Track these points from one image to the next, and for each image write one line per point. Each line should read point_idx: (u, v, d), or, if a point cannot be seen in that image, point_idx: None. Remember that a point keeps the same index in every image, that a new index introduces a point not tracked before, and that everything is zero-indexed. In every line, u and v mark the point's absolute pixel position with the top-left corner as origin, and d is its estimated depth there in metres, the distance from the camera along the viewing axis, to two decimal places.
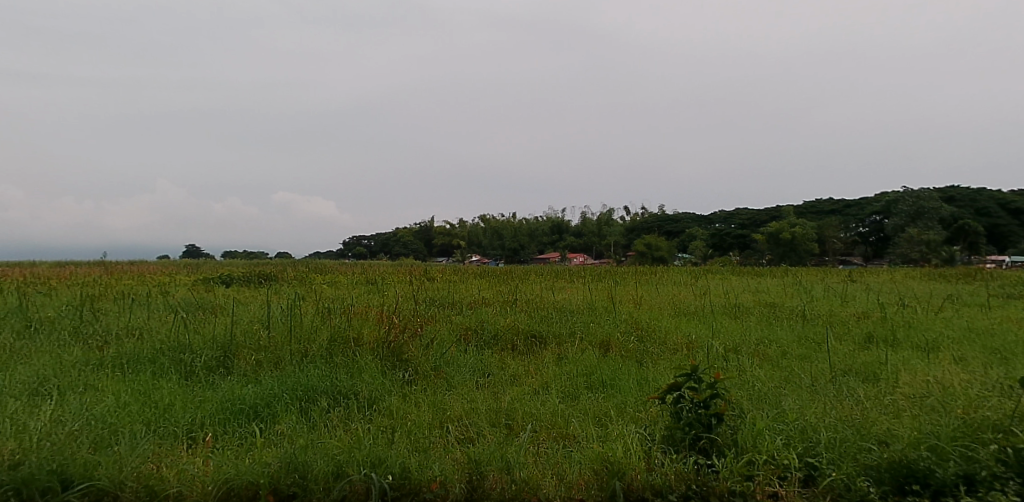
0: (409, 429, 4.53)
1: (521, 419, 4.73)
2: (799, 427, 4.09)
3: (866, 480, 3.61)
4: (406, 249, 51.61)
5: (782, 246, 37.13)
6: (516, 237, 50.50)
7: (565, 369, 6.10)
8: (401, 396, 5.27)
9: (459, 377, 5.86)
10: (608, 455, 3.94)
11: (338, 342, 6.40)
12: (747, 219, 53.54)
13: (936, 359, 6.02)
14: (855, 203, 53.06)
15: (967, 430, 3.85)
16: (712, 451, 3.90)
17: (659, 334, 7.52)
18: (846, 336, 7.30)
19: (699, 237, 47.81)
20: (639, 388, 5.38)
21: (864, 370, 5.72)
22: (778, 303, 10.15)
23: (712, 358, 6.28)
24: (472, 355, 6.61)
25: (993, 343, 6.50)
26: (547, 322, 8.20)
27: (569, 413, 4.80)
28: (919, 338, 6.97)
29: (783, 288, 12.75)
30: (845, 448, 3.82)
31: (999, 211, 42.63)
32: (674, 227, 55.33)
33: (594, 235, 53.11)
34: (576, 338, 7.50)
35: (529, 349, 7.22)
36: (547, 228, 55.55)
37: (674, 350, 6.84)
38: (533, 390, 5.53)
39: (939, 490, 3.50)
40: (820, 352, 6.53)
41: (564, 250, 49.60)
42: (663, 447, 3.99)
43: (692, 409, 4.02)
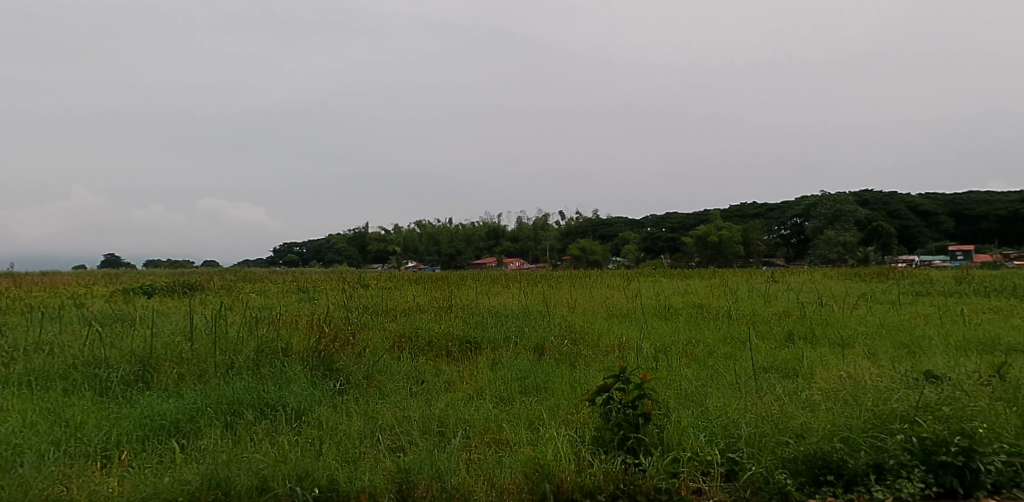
0: (339, 440, 4.44)
1: (454, 426, 4.71)
2: (723, 424, 4.23)
3: (785, 473, 3.76)
4: (340, 256, 50.64)
5: (710, 248, 38.31)
6: (451, 242, 50.33)
7: (500, 375, 6.11)
8: (332, 407, 5.16)
9: (392, 385, 5.80)
10: (538, 457, 3.98)
11: (266, 352, 6.22)
12: (677, 222, 55.02)
13: (850, 354, 6.34)
14: (778, 206, 55.32)
15: (877, 421, 4.01)
16: (640, 450, 3.98)
17: (592, 337, 7.63)
18: (768, 334, 7.60)
19: (633, 241, 48.79)
20: (571, 391, 5.44)
21: (784, 367, 5.97)
22: (706, 304, 10.48)
23: (642, 359, 6.42)
24: (405, 362, 6.55)
25: (901, 338, 6.90)
26: (481, 327, 8.21)
27: (502, 418, 4.81)
28: (835, 335, 7.32)
29: (711, 289, 13.18)
30: (764, 443, 3.97)
31: (908, 214, 45.30)
32: (607, 231, 56.28)
33: (530, 240, 53.47)
34: (510, 342, 7.53)
35: (463, 355, 7.21)
36: (483, 233, 55.59)
37: (607, 353, 6.96)
38: (467, 396, 5.53)
39: (852, 479, 3.69)
40: (745, 350, 6.77)
41: (500, 255, 49.72)
42: (593, 448, 4.06)
43: (620, 409, 4.10)
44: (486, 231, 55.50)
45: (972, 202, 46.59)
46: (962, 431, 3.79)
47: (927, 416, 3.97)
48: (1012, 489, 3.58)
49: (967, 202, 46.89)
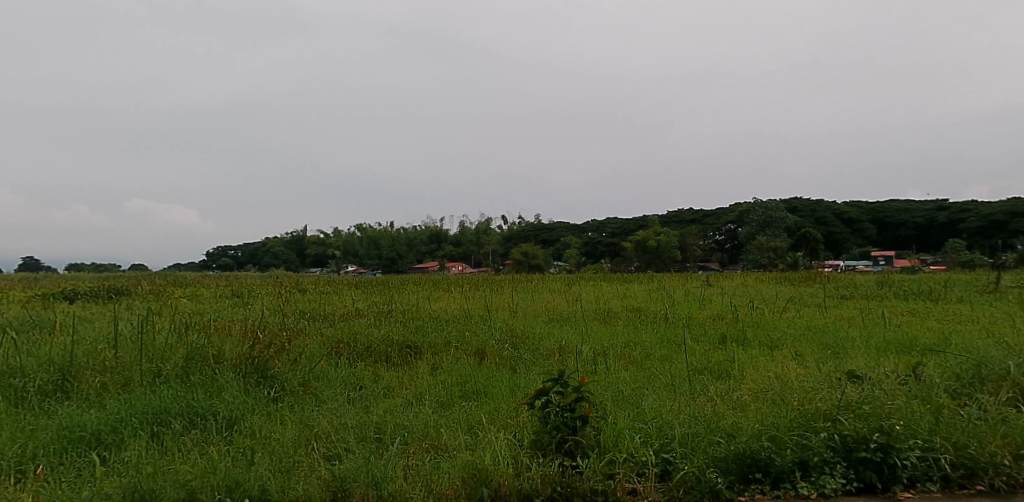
0: (272, 449, 4.33)
1: (391, 432, 4.66)
2: (657, 425, 4.32)
3: (716, 471, 3.86)
4: (277, 260, 49.39)
5: (648, 253, 39.11)
6: (393, 245, 49.77)
7: (439, 380, 6.08)
8: (266, 415, 5.03)
9: (329, 391, 5.70)
10: (476, 462, 3.98)
11: (196, 359, 6.02)
12: (618, 227, 55.96)
13: (779, 355, 6.58)
14: (714, 212, 56.94)
15: (803, 419, 4.17)
16: (578, 453, 4.03)
17: (532, 341, 7.68)
18: (702, 337, 7.81)
19: (574, 245, 49.35)
20: (511, 395, 5.46)
21: (717, 368, 6.15)
22: (644, 308, 10.68)
23: (581, 363, 6.49)
24: (343, 368, 6.44)
25: (827, 340, 7.20)
26: (421, 332, 8.15)
27: (441, 424, 4.78)
28: (765, 337, 7.59)
29: (649, 293, 13.45)
30: (696, 443, 4.07)
31: (834, 221, 47.35)
32: (549, 236, 56.73)
33: (472, 244, 53.43)
34: (451, 347, 7.50)
35: (403, 360, 7.13)
36: (425, 236, 55.19)
37: (547, 356, 7.02)
38: (406, 402, 5.47)
39: (778, 476, 3.83)
40: (680, 352, 6.94)
41: (442, 259, 49.45)
42: (531, 451, 4.09)
43: (558, 413, 4.14)
44: (428, 235, 55.12)
45: (893, 210, 49.06)
46: (880, 428, 3.98)
47: (848, 414, 4.15)
48: (926, 483, 3.75)
49: (888, 210, 49.36)
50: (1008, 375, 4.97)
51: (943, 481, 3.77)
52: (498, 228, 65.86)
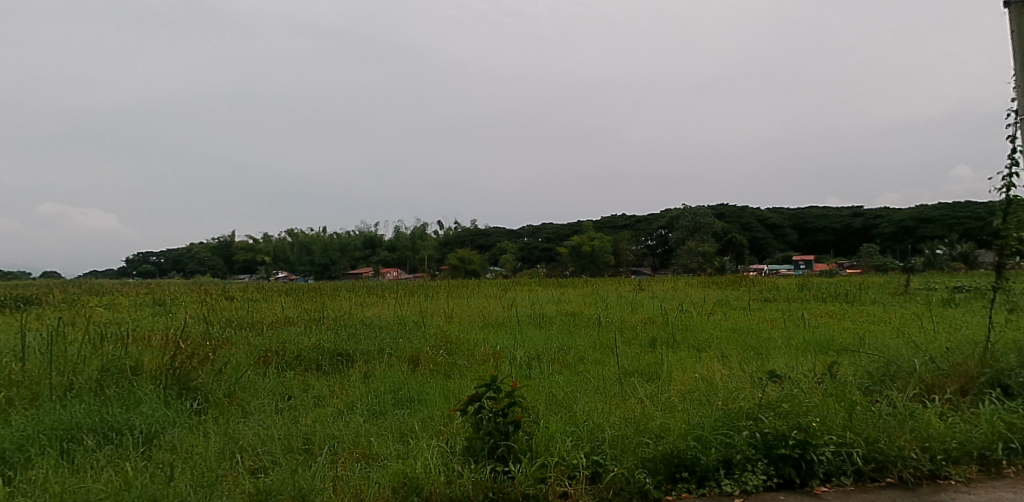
0: (194, 463, 4.17)
1: (321, 442, 4.56)
2: (588, 428, 4.39)
3: (644, 472, 3.94)
4: (202, 267, 47.55)
5: (583, 258, 39.62)
6: (325, 251, 48.71)
7: (372, 388, 5.99)
8: (188, 428, 4.83)
9: (256, 402, 5.53)
10: (407, 470, 3.93)
11: (111, 372, 5.73)
12: (553, 233, 56.54)
13: (706, 357, 6.80)
14: (646, 218, 58.31)
15: (727, 419, 4.31)
16: (510, 458, 4.03)
17: (467, 347, 7.66)
18: (634, 340, 7.97)
19: (510, 251, 49.53)
20: (445, 402, 5.44)
21: (648, 371, 6.30)
22: (578, 312, 10.83)
23: (515, 368, 6.52)
24: (272, 378, 6.26)
25: (751, 341, 7.47)
26: (354, 339, 8.00)
27: (372, 433, 4.71)
28: (694, 339, 7.81)
29: (583, 297, 13.64)
30: (625, 445, 4.15)
31: (759, 227, 49.28)
32: (485, 241, 56.78)
33: (408, 250, 52.93)
34: (384, 354, 7.40)
35: (334, 368, 6.99)
36: (359, 242, 54.29)
37: (481, 362, 7.01)
38: (337, 411, 5.36)
39: (704, 475, 3.93)
40: (613, 356, 7.06)
41: (377, 266, 48.75)
42: (463, 458, 4.07)
43: (491, 418, 4.14)
44: (363, 241, 54.26)
45: (813, 216, 51.38)
46: (798, 425, 4.14)
47: (769, 413, 4.30)
48: (840, 477, 3.93)
49: (809, 216, 51.66)
50: (915, 372, 5.27)
51: (855, 475, 3.96)
52: (434, 233, 65.47)
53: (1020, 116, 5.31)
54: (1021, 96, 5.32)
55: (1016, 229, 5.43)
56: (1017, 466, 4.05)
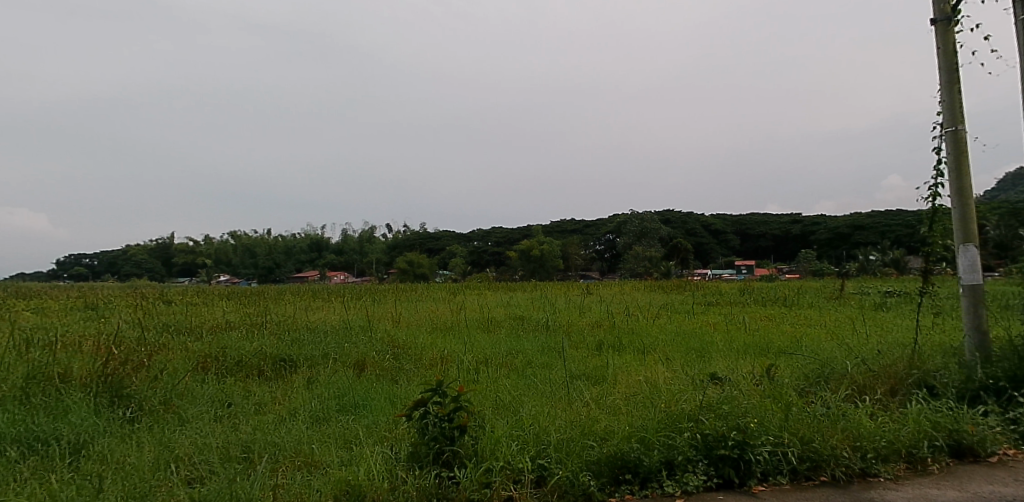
0: (126, 474, 4.01)
1: (261, 450, 4.45)
2: (534, 432, 4.40)
3: (588, 474, 3.98)
4: (139, 269, 45.78)
5: (532, 262, 39.79)
6: (270, 254, 47.56)
7: (316, 394, 5.87)
8: (119, 437, 4.65)
9: (194, 409, 5.36)
10: (349, 478, 3.87)
11: (37, 379, 5.47)
12: (503, 237, 56.65)
13: (651, 360, 6.91)
14: (594, 223, 59.01)
15: (669, 421, 4.39)
16: (455, 463, 4.01)
17: (414, 351, 7.59)
18: (581, 343, 8.05)
19: (459, 255, 49.35)
20: (391, 407, 5.37)
21: (594, 374, 6.36)
22: (526, 316, 10.88)
23: (462, 372, 6.50)
24: (211, 384, 6.08)
25: (694, 344, 7.62)
26: (298, 344, 7.83)
27: (314, 440, 4.61)
28: (639, 342, 7.93)
29: (531, 301, 13.70)
30: (570, 448, 4.18)
31: (703, 233, 50.48)
32: (435, 245, 56.46)
33: (355, 254, 52.17)
34: (329, 359, 7.27)
35: (276, 374, 6.83)
36: (305, 244, 53.21)
37: (429, 366, 6.96)
38: (279, 418, 5.24)
39: (647, 476, 3.99)
40: (560, 359, 7.11)
41: (323, 269, 47.87)
42: (408, 464, 4.03)
43: (436, 423, 4.10)
44: (309, 244, 53.22)
45: (754, 223, 52.92)
46: (737, 426, 4.24)
47: (709, 414, 4.40)
48: (777, 476, 4.05)
49: (751, 222, 53.16)
50: (848, 374, 5.48)
51: (791, 474, 4.08)
52: (383, 237, 64.72)
53: (945, 129, 5.58)
54: (946, 109, 5.59)
55: (941, 236, 5.71)
56: (940, 463, 4.24)
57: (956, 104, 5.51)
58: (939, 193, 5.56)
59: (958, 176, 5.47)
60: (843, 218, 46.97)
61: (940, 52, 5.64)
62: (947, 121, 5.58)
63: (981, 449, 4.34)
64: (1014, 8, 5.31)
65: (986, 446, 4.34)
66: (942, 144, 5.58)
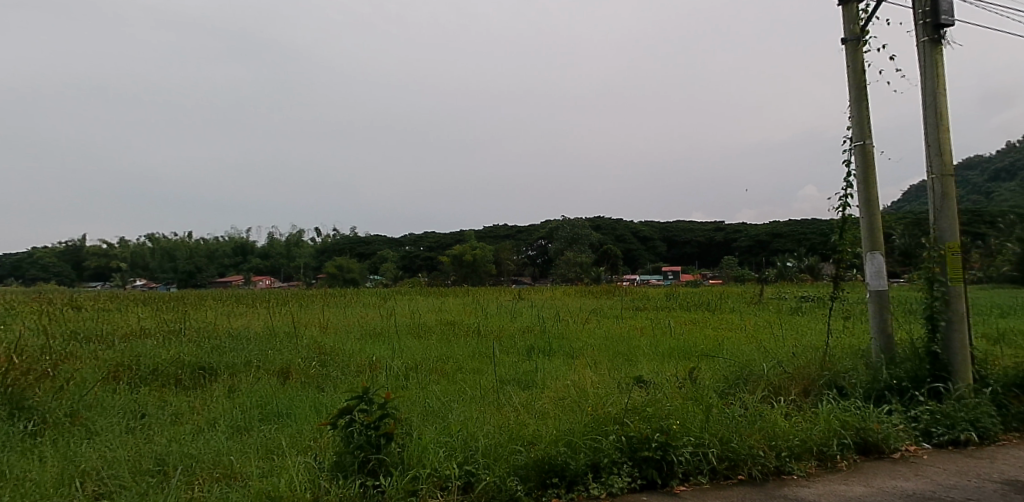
0: (26, 490, 3.77)
1: (176, 463, 4.25)
2: (462, 438, 4.38)
3: (515, 479, 3.98)
4: (46, 273, 43.05)
5: (465, 267, 39.75)
6: (190, 258, 45.64)
7: (236, 403, 5.67)
8: (19, 453, 4.36)
9: (104, 421, 5.08)
10: (268, 489, 3.75)
11: None
12: (435, 242, 56.34)
13: (579, 364, 7.01)
14: (527, 229, 59.46)
15: (596, 424, 4.45)
16: (381, 472, 3.94)
17: (342, 358, 7.43)
18: (511, 348, 8.08)
19: (391, 260, 48.74)
20: (316, 415, 5.25)
21: (524, 378, 6.41)
22: (457, 321, 10.84)
23: (391, 379, 6.42)
24: (123, 395, 5.78)
25: (621, 348, 7.78)
26: (219, 351, 7.55)
27: (233, 451, 4.45)
28: (569, 347, 8.03)
29: (463, 306, 13.67)
30: (498, 453, 4.18)
31: (632, 239, 51.66)
32: (365, 250, 55.66)
33: (281, 259, 50.77)
34: (252, 367, 7.03)
35: (195, 383, 6.56)
36: (229, 248, 51.34)
37: (357, 373, 6.84)
38: (197, 429, 5.03)
39: (573, 480, 4.03)
40: (490, 365, 7.12)
41: (249, 274, 46.30)
42: (332, 474, 3.94)
43: (362, 431, 4.02)
44: (233, 247, 51.43)
45: (681, 230, 54.54)
46: (661, 428, 4.35)
47: (634, 417, 4.49)
48: (697, 476, 4.17)
49: (677, 229, 54.71)
50: (765, 375, 5.71)
51: (710, 473, 4.21)
52: (312, 240, 63.29)
53: (854, 143, 5.91)
54: (855, 125, 5.91)
55: (850, 244, 6.04)
56: (848, 460, 4.47)
57: (865, 120, 5.84)
58: (849, 204, 5.88)
59: (866, 188, 5.80)
60: (763, 227, 49.03)
61: (850, 70, 5.97)
62: (856, 136, 5.90)
63: (885, 446, 4.60)
64: (916, 31, 5.67)
65: (890, 442, 4.61)
66: (851, 157, 5.89)
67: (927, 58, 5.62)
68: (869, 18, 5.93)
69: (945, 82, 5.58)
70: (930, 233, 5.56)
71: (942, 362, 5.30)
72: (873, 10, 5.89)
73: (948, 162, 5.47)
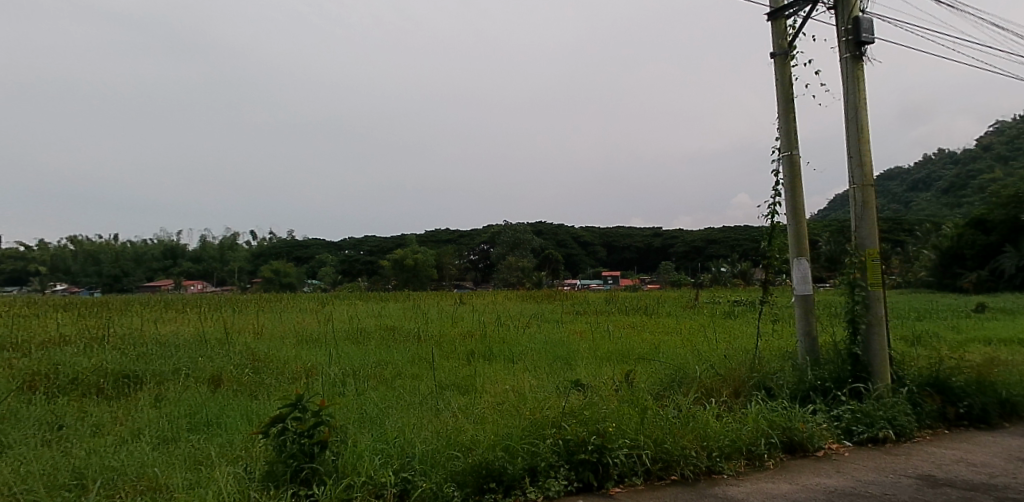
0: None
1: (97, 476, 4.06)
2: (398, 445, 4.33)
3: (452, 485, 3.96)
4: None
5: (406, 272, 39.40)
6: (116, 263, 43.65)
7: (163, 412, 5.45)
8: None
9: (18, 434, 4.80)
10: None
11: None
12: (376, 247, 55.57)
13: (520, 368, 7.03)
14: (469, 233, 59.35)
15: (534, 428, 4.46)
16: (314, 481, 3.86)
17: (276, 365, 7.24)
18: (451, 353, 8.05)
19: (330, 264, 47.83)
20: (247, 424, 5.11)
21: (464, 383, 6.39)
22: (396, 326, 10.73)
23: (327, 386, 6.30)
24: (39, 405, 5.48)
25: (560, 352, 7.85)
26: (145, 359, 7.24)
27: (159, 462, 4.28)
28: (509, 351, 8.05)
29: (403, 311, 13.55)
30: (435, 459, 4.14)
31: (573, 245, 52.26)
32: (303, 254, 54.45)
33: (214, 263, 49.13)
34: (180, 375, 6.77)
35: (118, 392, 6.27)
36: (158, 252, 49.32)
37: (292, 380, 6.68)
38: (120, 440, 4.81)
39: (510, 484, 4.04)
40: (430, 370, 7.07)
41: (180, 278, 44.58)
42: (263, 484, 3.84)
43: (295, 440, 3.92)
44: (163, 251, 49.48)
45: (621, 235, 55.48)
46: (597, 431, 4.41)
47: (571, 420, 4.52)
48: (632, 477, 4.25)
49: (617, 235, 55.66)
50: (699, 378, 5.85)
51: (645, 475, 4.30)
52: (247, 243, 61.47)
53: (782, 153, 6.14)
54: (783, 135, 6.14)
55: (778, 251, 6.27)
56: (775, 458, 4.64)
57: (791, 132, 6.08)
58: (777, 211, 6.10)
59: (793, 196, 6.03)
60: (699, 233, 50.38)
61: (778, 83, 6.21)
62: (783, 146, 6.14)
63: (810, 444, 4.80)
64: (839, 47, 5.95)
65: (814, 441, 4.81)
66: (779, 166, 6.12)
67: (849, 73, 5.90)
68: (796, 34, 6.19)
69: (865, 96, 5.87)
70: (852, 240, 5.82)
71: (862, 364, 5.55)
72: (799, 27, 6.15)
73: (868, 173, 5.74)
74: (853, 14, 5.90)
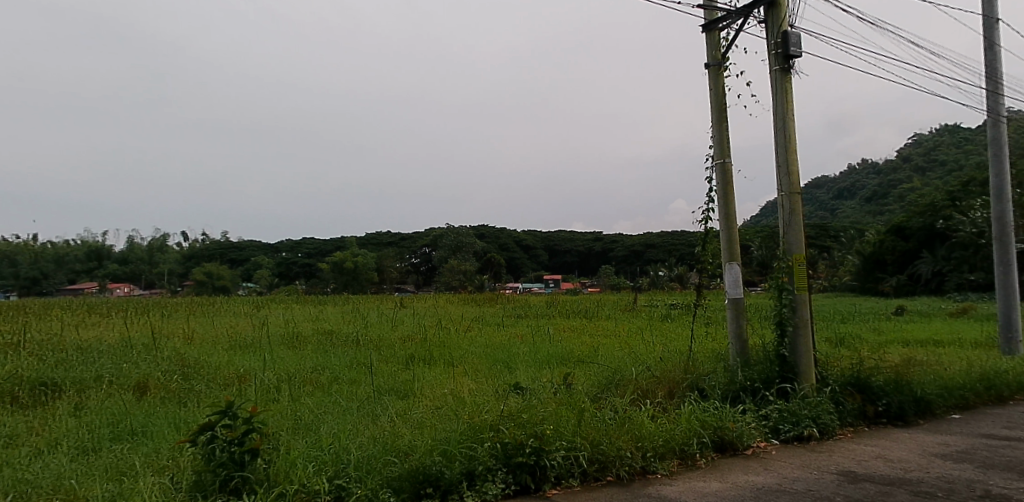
0: None
1: (6, 490, 3.83)
2: (333, 451, 4.26)
3: (388, 491, 3.91)
4: None
5: (345, 275, 38.73)
6: (35, 264, 41.33)
7: (84, 421, 5.20)
8: None
9: None
10: None
11: None
12: (315, 250, 54.47)
13: (459, 372, 7.01)
14: (411, 236, 58.86)
15: (471, 432, 4.46)
16: (244, 490, 3.76)
17: (207, 371, 7.01)
18: (390, 357, 7.96)
19: (266, 267, 46.59)
20: (174, 432, 4.93)
21: (402, 387, 6.34)
22: (335, 330, 10.55)
23: (261, 391, 6.14)
24: None
25: (500, 355, 7.88)
26: (64, 366, 6.90)
27: (78, 474, 4.08)
28: (449, 355, 8.01)
29: (342, 315, 13.32)
30: (371, 466, 4.09)
31: (515, 248, 52.48)
32: (238, 257, 52.89)
33: (143, 266, 47.17)
34: (103, 382, 6.48)
35: (34, 401, 5.95)
36: (82, 253, 46.98)
37: (223, 386, 6.49)
38: (36, 451, 4.56)
39: (448, 489, 4.01)
40: (368, 374, 6.97)
41: (105, 280, 42.57)
42: (191, 494, 3.73)
43: (225, 448, 3.81)
44: (86, 253, 47.19)
45: (563, 239, 56.05)
46: (535, 433, 4.43)
47: (509, 423, 4.54)
48: (568, 479, 4.30)
49: (559, 239, 56.21)
50: (635, 380, 5.97)
51: (581, 476, 4.35)
52: (177, 244, 59.15)
53: (715, 161, 6.33)
54: (716, 144, 6.33)
55: (711, 256, 6.46)
56: (707, 457, 4.78)
57: (724, 140, 6.27)
58: (710, 217, 6.29)
59: (725, 204, 6.23)
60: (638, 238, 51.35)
61: (712, 93, 6.40)
62: (717, 154, 6.33)
63: (739, 443, 4.96)
64: (770, 60, 6.18)
65: (744, 440, 4.97)
66: (712, 174, 6.31)
67: (778, 85, 6.13)
68: (728, 46, 6.39)
69: (793, 107, 6.11)
70: (780, 246, 6.04)
71: (790, 364, 5.77)
72: (732, 39, 6.36)
73: (796, 181, 5.98)
74: (782, 28, 6.14)
